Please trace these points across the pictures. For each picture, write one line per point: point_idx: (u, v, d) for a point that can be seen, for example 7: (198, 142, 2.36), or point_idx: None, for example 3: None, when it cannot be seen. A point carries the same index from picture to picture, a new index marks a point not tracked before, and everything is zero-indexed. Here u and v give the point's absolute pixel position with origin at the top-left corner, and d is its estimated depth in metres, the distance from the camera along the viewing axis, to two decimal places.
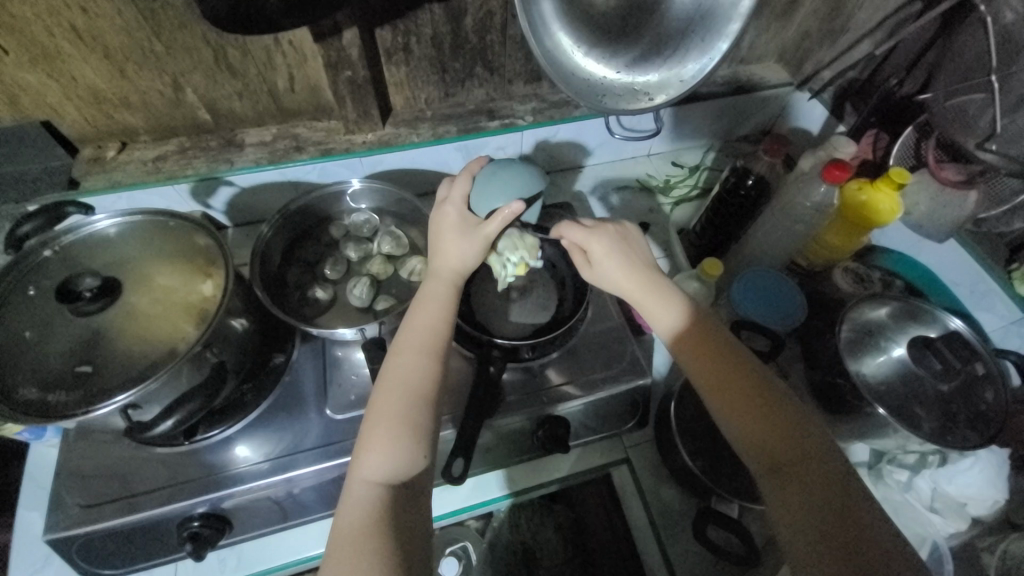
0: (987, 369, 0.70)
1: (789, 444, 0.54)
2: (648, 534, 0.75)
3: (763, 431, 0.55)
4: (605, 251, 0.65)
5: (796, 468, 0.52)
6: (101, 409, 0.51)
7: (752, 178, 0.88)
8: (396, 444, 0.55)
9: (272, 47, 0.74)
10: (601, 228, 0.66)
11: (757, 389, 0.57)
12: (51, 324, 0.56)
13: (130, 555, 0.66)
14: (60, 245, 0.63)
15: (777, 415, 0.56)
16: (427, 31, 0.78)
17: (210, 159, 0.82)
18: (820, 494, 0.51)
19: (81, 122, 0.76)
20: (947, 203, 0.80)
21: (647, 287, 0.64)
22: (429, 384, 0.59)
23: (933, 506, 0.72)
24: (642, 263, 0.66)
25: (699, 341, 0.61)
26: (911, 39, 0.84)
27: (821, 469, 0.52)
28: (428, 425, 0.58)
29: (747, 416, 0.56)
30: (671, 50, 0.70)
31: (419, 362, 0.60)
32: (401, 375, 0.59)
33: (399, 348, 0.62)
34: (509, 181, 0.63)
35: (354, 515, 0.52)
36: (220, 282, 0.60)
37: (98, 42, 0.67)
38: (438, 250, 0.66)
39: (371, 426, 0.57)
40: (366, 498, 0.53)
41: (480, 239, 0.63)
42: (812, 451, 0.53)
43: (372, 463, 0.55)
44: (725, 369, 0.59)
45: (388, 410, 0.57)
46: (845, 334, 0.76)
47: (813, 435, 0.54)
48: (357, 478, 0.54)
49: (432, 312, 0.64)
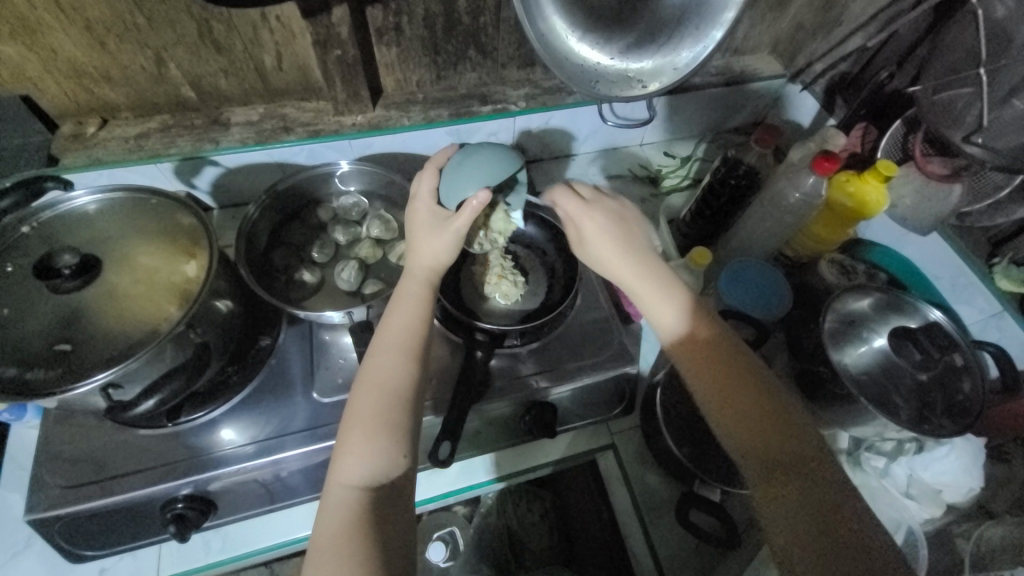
0: (966, 360, 0.71)
1: (768, 447, 0.54)
2: (633, 519, 0.76)
3: (744, 433, 0.55)
4: (596, 227, 0.66)
5: (775, 469, 0.53)
6: (79, 388, 0.50)
7: (742, 168, 0.89)
8: (373, 447, 0.55)
9: (259, 23, 0.72)
10: (597, 203, 0.68)
11: (740, 390, 0.57)
12: (29, 303, 0.55)
13: (112, 537, 0.65)
14: (39, 222, 0.61)
15: (759, 418, 0.56)
16: (419, 11, 0.77)
17: (195, 137, 0.80)
18: (799, 496, 0.51)
19: (59, 96, 0.74)
20: (932, 196, 0.82)
21: (637, 263, 0.64)
22: (408, 384, 0.59)
23: (909, 492, 0.74)
24: (633, 240, 0.66)
25: (681, 340, 0.61)
26: (904, 32, 0.84)
27: (801, 471, 0.52)
28: (405, 425, 0.57)
29: (728, 419, 0.57)
30: (666, 38, 0.70)
31: (394, 363, 0.60)
32: (377, 377, 0.59)
33: (376, 350, 0.61)
34: (478, 170, 0.62)
35: (335, 518, 0.52)
36: (204, 263, 0.59)
37: (77, 12, 0.65)
38: (412, 248, 0.65)
39: (349, 429, 0.56)
40: (346, 501, 0.53)
41: (449, 234, 0.62)
42: (793, 454, 0.53)
43: (351, 465, 0.54)
44: (708, 371, 0.58)
45: (367, 411, 0.57)
46: (829, 324, 0.77)
47: (794, 436, 0.55)
48: (337, 481, 0.54)
49: (408, 310, 0.63)
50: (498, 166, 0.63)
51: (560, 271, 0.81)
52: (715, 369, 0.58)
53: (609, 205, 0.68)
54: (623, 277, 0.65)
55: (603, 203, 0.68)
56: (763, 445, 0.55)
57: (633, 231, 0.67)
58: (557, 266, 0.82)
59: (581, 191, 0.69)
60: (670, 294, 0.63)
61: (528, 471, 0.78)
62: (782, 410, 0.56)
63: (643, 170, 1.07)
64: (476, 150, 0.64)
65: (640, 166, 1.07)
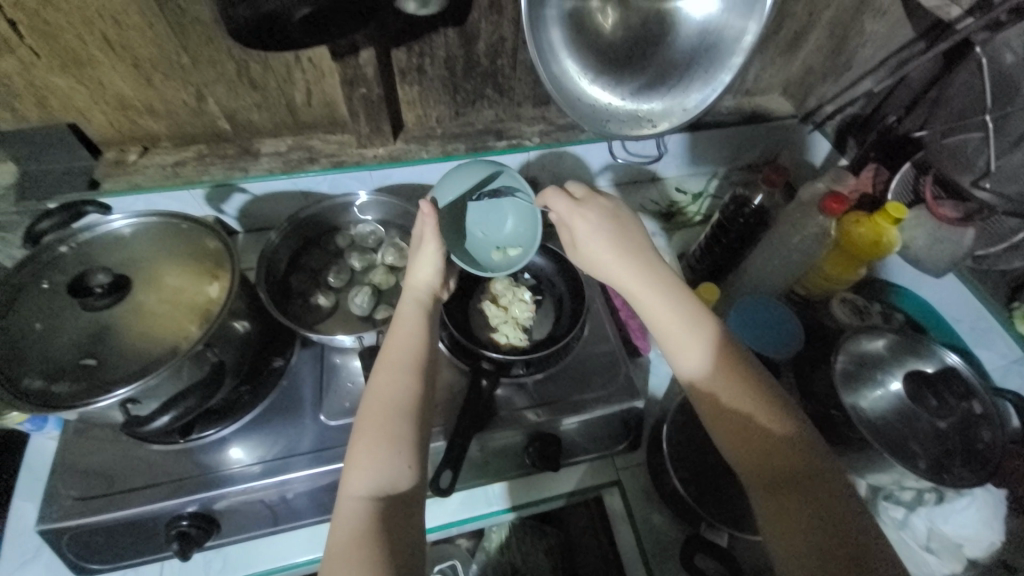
0: (985, 409, 0.70)
1: (779, 467, 0.54)
2: (637, 560, 0.74)
3: (752, 453, 0.55)
4: (588, 228, 0.69)
5: (788, 485, 0.53)
6: (100, 402, 0.53)
7: (751, 207, 0.89)
8: (376, 459, 0.56)
9: (293, 63, 0.77)
10: (588, 204, 0.70)
11: (742, 407, 0.57)
12: (62, 318, 0.58)
13: (119, 551, 0.66)
14: (77, 242, 0.65)
15: (768, 440, 0.55)
16: (441, 53, 0.82)
17: (227, 166, 0.85)
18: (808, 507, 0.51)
19: (106, 126, 0.80)
20: (946, 238, 0.81)
21: (630, 268, 0.67)
22: (409, 399, 0.60)
23: (929, 545, 0.71)
24: (636, 256, 0.67)
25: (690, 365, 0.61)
26: (914, 78, 0.86)
27: (816, 494, 0.52)
28: (408, 436, 0.58)
29: (736, 438, 0.57)
30: (675, 81, 0.72)
31: (397, 377, 0.61)
32: (381, 391, 0.60)
33: (380, 365, 0.62)
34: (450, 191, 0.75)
35: (346, 530, 0.52)
36: (226, 285, 0.62)
37: (127, 51, 0.71)
38: (410, 270, 0.69)
39: (355, 442, 0.57)
40: (355, 514, 0.53)
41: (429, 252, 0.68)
42: (802, 469, 0.53)
43: (357, 477, 0.55)
44: (717, 395, 0.58)
45: (373, 424, 0.58)
46: (842, 365, 0.75)
47: (800, 455, 0.54)
48: (345, 495, 0.55)
49: (407, 328, 0.65)
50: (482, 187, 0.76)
51: (569, 302, 0.82)
52: (720, 388, 0.58)
53: (600, 204, 0.71)
54: (621, 280, 0.68)
55: (595, 205, 0.71)
56: (774, 469, 0.54)
57: (624, 232, 0.70)
58: (565, 296, 0.83)
59: (573, 191, 0.72)
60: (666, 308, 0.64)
61: (535, 503, 0.77)
62: (789, 431, 0.56)
63: (654, 204, 1.09)
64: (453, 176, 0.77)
65: (652, 201, 1.09)
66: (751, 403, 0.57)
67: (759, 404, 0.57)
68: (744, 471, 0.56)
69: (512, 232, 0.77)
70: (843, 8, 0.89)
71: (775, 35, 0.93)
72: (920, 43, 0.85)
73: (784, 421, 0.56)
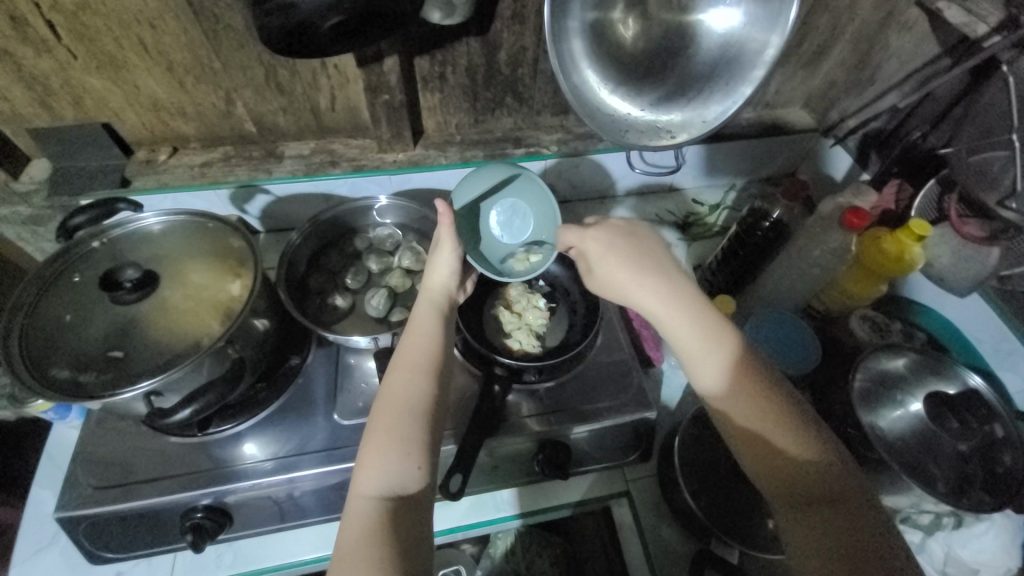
0: (1007, 432, 0.68)
1: (796, 484, 0.53)
2: (644, 572, 0.73)
3: (773, 469, 0.55)
4: (601, 248, 0.69)
5: (811, 502, 0.52)
6: (125, 393, 0.54)
7: (769, 221, 0.88)
8: (386, 460, 0.56)
9: (319, 70, 0.79)
10: (599, 227, 0.70)
11: (760, 422, 0.56)
12: (91, 311, 0.60)
13: (133, 541, 0.67)
14: (108, 238, 0.67)
15: (785, 457, 0.54)
16: (463, 62, 0.83)
17: (251, 167, 0.87)
18: (830, 524, 0.51)
19: (138, 126, 0.83)
20: (970, 258, 0.79)
21: (640, 277, 0.65)
22: (420, 401, 0.60)
23: (944, 570, 0.69)
24: (650, 266, 0.66)
25: (710, 381, 0.60)
26: (940, 94, 0.85)
27: (836, 514, 0.51)
28: (417, 438, 0.58)
29: (757, 455, 0.56)
30: (696, 92, 0.73)
31: (410, 379, 0.61)
32: (394, 393, 0.61)
33: (393, 367, 0.63)
34: (468, 193, 0.77)
35: (355, 529, 0.53)
36: (247, 283, 0.64)
37: (161, 55, 0.73)
38: (426, 274, 0.70)
39: (366, 443, 0.58)
40: (364, 514, 0.54)
41: (447, 253, 0.68)
42: (825, 486, 0.52)
43: (368, 477, 0.56)
44: (737, 409, 0.57)
45: (384, 425, 0.58)
46: (860, 383, 0.73)
47: (817, 472, 0.53)
48: (355, 494, 0.56)
49: (422, 331, 0.65)
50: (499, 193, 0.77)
51: (582, 310, 0.82)
52: (739, 401, 0.57)
53: (614, 225, 0.71)
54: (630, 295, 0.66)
55: (609, 226, 0.71)
56: (790, 485, 0.54)
57: (641, 246, 0.69)
58: (578, 305, 0.83)
59: (586, 221, 0.73)
60: (686, 325, 0.62)
61: (542, 512, 0.77)
62: (811, 445, 0.55)
63: (671, 215, 1.08)
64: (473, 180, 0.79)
65: (668, 212, 1.09)
66: (769, 419, 0.56)
67: (778, 419, 0.56)
68: (767, 488, 0.55)
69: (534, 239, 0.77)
70: (867, 23, 0.88)
71: (798, 48, 0.92)
72: (947, 59, 0.82)
73: (803, 436, 0.55)
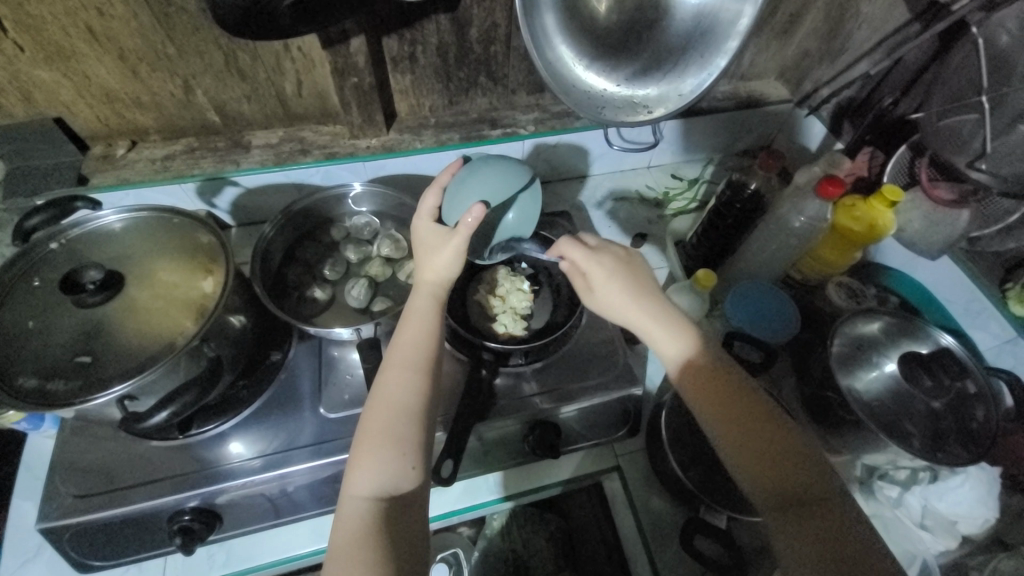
0: (979, 388, 0.71)
1: (786, 473, 0.54)
2: (637, 542, 0.75)
3: (764, 453, 0.55)
4: (604, 275, 0.66)
5: (800, 487, 0.53)
6: (98, 398, 0.52)
7: (749, 190, 0.90)
8: (381, 462, 0.56)
9: (282, 53, 0.76)
10: (602, 250, 0.68)
11: (754, 414, 0.57)
12: (55, 315, 0.58)
13: (122, 547, 0.66)
14: (68, 238, 0.64)
15: (770, 442, 0.55)
16: (433, 41, 0.80)
17: (217, 159, 0.84)
18: (817, 507, 0.52)
19: (92, 120, 0.78)
20: (940, 221, 0.81)
21: (640, 299, 0.64)
22: (417, 400, 0.60)
23: (923, 523, 0.71)
24: (640, 282, 0.66)
25: (688, 375, 0.61)
26: (912, 59, 0.85)
27: (820, 497, 0.52)
28: (412, 439, 0.58)
29: (753, 445, 0.56)
30: (671, 66, 0.72)
31: (406, 379, 0.60)
32: (387, 395, 0.59)
33: (387, 365, 0.62)
34: (502, 191, 0.64)
35: (348, 531, 0.52)
36: (220, 279, 0.62)
37: (111, 42, 0.69)
38: (418, 264, 0.65)
39: (360, 444, 0.57)
40: (358, 514, 0.53)
41: (452, 249, 0.61)
42: (814, 477, 0.53)
43: (362, 478, 0.55)
44: (723, 397, 0.58)
45: (378, 427, 0.58)
46: (839, 348, 0.76)
47: (805, 459, 0.55)
48: (349, 494, 0.55)
49: (417, 325, 0.64)
50: (504, 181, 0.65)
51: (566, 290, 0.82)
52: (736, 394, 0.58)
53: (615, 251, 0.69)
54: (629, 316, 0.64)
55: (608, 251, 0.68)
56: (778, 464, 0.54)
57: (639, 271, 0.67)
58: (563, 285, 0.83)
59: (586, 241, 0.69)
60: (672, 319, 0.63)
61: (534, 491, 0.77)
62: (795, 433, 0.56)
63: (651, 192, 1.08)
64: (482, 166, 0.65)
65: (647, 188, 1.09)
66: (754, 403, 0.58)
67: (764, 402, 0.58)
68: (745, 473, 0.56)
69: (508, 225, 0.70)
70: None
71: (771, 18, 0.92)
72: (916, 25, 0.83)
73: (787, 420, 0.58)
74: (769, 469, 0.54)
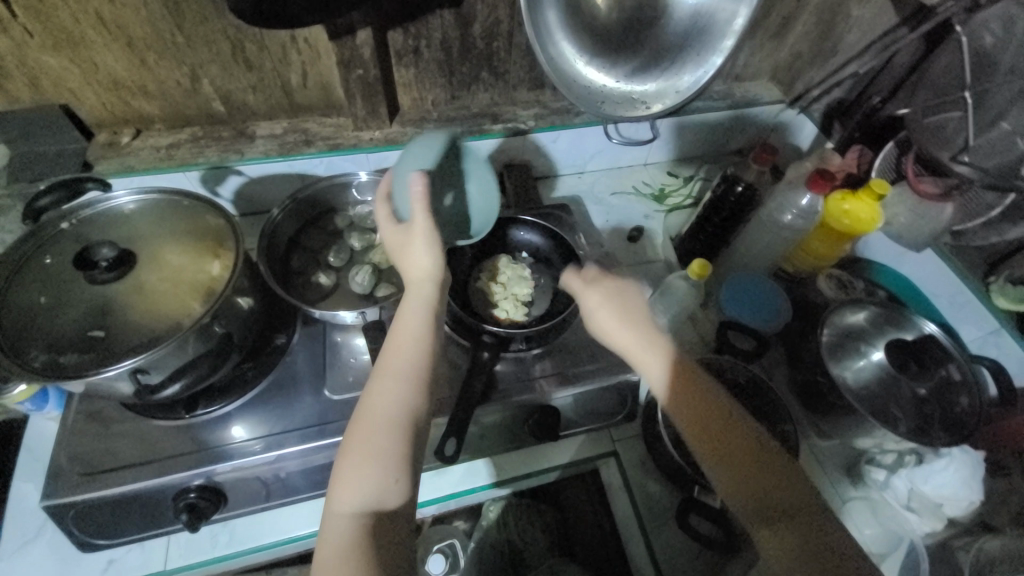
0: (962, 375, 0.74)
1: (758, 486, 0.54)
2: (633, 525, 0.76)
3: (739, 468, 0.55)
4: (600, 301, 0.63)
5: (773, 500, 0.53)
6: (108, 371, 0.53)
7: (740, 185, 0.92)
8: (363, 477, 0.53)
9: (289, 44, 0.77)
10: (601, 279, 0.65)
11: (728, 430, 0.56)
12: (66, 292, 0.58)
13: (125, 527, 0.66)
14: (77, 219, 0.65)
15: (745, 457, 0.55)
16: (437, 35, 0.82)
17: (221, 148, 0.85)
18: (790, 516, 0.52)
19: (98, 107, 0.79)
20: (926, 213, 0.85)
21: (633, 318, 0.61)
22: (405, 411, 0.57)
23: (910, 505, 0.72)
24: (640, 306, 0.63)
25: (671, 398, 0.58)
26: (899, 62, 0.88)
27: (789, 506, 0.53)
28: (398, 450, 0.55)
29: (727, 462, 0.55)
30: (669, 62, 0.74)
31: (393, 387, 0.58)
32: (373, 405, 0.57)
33: (375, 374, 0.59)
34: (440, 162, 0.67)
35: (331, 548, 0.50)
36: (227, 263, 0.63)
37: (121, 30, 0.70)
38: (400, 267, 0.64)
39: (343, 457, 0.55)
40: (342, 530, 0.51)
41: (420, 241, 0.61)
42: (785, 487, 0.54)
43: (346, 493, 0.53)
44: (695, 416, 0.57)
45: (362, 439, 0.55)
46: (828, 337, 0.79)
47: (776, 471, 0.55)
48: (333, 509, 0.53)
49: (407, 330, 0.60)
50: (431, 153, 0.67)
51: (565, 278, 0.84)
52: (708, 411, 0.57)
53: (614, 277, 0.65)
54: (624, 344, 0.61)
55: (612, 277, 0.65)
56: (753, 477, 0.55)
57: (631, 295, 0.64)
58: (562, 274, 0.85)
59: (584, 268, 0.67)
60: (652, 332, 0.60)
61: (530, 476, 0.79)
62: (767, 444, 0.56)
63: (647, 188, 1.10)
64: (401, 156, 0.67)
65: (644, 183, 1.11)
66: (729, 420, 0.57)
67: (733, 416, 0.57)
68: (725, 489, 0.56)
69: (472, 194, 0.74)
70: None
71: (764, 20, 0.95)
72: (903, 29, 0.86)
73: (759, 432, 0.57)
74: (744, 484, 0.54)
